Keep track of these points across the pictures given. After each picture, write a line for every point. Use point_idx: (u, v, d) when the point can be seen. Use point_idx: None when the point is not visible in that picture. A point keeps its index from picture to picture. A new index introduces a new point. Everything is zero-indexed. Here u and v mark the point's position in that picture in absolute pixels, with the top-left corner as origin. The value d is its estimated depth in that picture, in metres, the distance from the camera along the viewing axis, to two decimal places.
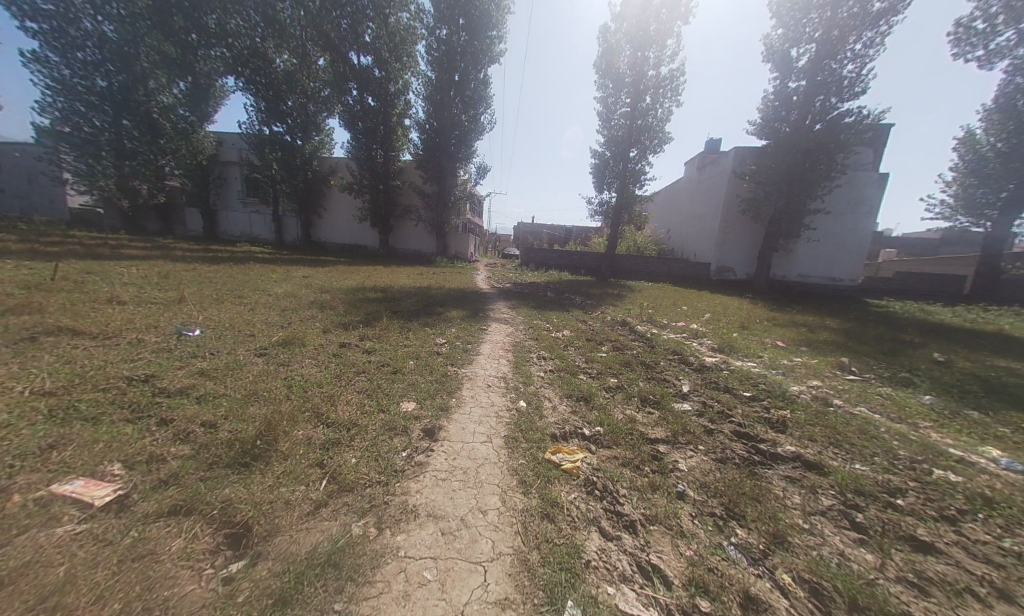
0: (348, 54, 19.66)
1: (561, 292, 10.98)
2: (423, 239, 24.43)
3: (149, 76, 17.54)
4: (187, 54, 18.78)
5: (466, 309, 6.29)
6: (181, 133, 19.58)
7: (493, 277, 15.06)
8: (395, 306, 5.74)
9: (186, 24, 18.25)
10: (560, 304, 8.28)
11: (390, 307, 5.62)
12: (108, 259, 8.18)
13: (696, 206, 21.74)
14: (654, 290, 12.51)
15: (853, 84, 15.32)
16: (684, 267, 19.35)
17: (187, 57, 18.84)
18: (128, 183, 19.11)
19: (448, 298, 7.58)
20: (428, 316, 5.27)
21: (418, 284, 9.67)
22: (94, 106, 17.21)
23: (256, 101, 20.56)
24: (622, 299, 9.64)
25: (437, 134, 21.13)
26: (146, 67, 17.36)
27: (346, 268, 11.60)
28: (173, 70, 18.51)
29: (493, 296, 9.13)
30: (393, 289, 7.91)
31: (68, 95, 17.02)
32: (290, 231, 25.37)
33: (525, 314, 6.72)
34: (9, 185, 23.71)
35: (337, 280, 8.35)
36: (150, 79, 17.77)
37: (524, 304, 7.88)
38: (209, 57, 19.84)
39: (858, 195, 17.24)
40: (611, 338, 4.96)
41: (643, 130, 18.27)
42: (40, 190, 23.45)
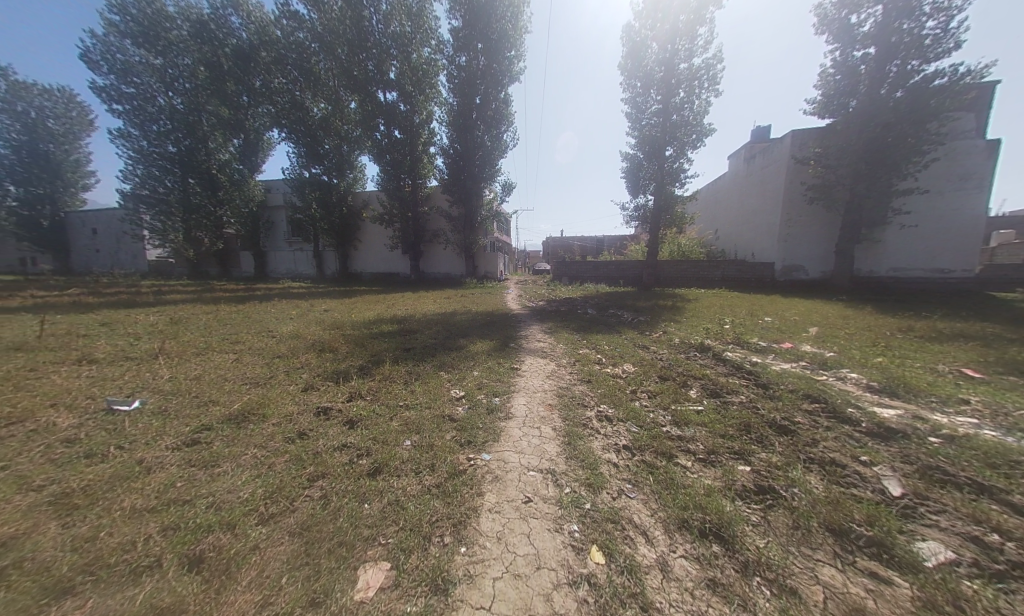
0: (376, 93, 20.28)
1: (604, 307, 9.60)
2: (453, 261, 24.22)
3: (209, 137, 19.87)
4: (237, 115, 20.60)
5: (496, 339, 5.21)
6: (234, 185, 21.32)
7: (525, 295, 14.06)
8: (411, 342, 4.73)
9: (238, 88, 20.28)
10: (605, 323, 6.96)
11: (403, 344, 4.62)
12: (142, 306, 8.27)
13: (748, 200, 19.43)
14: (715, 300, 10.71)
15: (938, 42, 12.87)
16: (741, 269, 17.04)
17: (237, 116, 20.69)
18: (192, 235, 20.97)
19: (475, 325, 6.58)
20: (448, 354, 4.19)
21: (444, 309, 8.85)
22: (167, 169, 20.03)
23: (296, 148, 21.94)
24: (681, 312, 8.07)
25: (461, 158, 21.08)
26: (206, 130, 19.79)
27: (373, 298, 11.16)
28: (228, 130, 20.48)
29: (527, 318, 8.01)
30: (414, 317, 7.08)
31: (146, 163, 20.11)
32: (329, 265, 26.43)
33: (567, 340, 5.47)
34: (101, 246, 27.06)
35: (356, 312, 7.67)
36: (209, 141, 20.05)
37: (562, 326, 6.67)
38: (258, 115, 21.53)
39: (962, 167, 14.17)
40: (698, 374, 3.52)
41: (679, 125, 16.74)
42: (125, 248, 26.52)
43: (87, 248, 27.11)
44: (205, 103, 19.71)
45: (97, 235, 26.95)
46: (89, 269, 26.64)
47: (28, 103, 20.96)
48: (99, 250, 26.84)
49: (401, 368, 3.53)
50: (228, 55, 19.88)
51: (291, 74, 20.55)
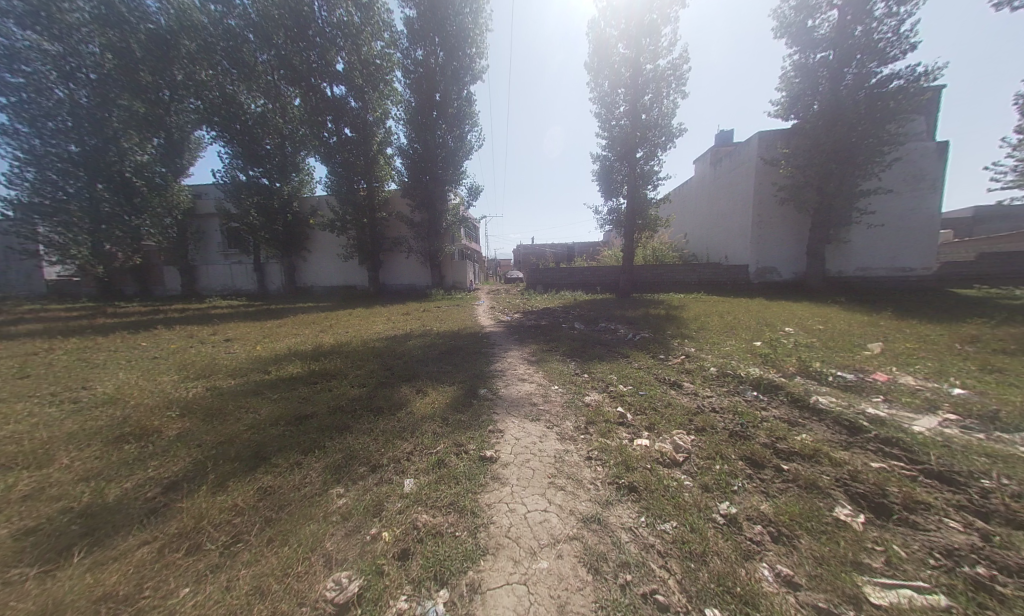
0: (319, 85, 18.05)
1: (588, 319, 8.30)
2: (417, 271, 22.11)
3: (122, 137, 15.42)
4: (159, 111, 16.76)
5: (458, 379, 3.47)
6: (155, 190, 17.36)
7: (496, 306, 12.54)
8: (316, 403, 2.85)
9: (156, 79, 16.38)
10: (598, 342, 5.50)
11: (299, 408, 2.73)
12: None
13: (717, 204, 19.28)
14: (705, 306, 9.75)
15: (892, 46, 12.95)
16: (718, 272, 16.55)
17: (157, 111, 16.80)
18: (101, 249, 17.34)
19: (433, 353, 4.83)
20: (368, 428, 2.38)
21: (395, 331, 7.00)
22: (66, 173, 15.01)
23: (230, 147, 19.05)
24: (680, 323, 6.88)
25: (421, 159, 19.25)
26: (117, 128, 15.29)
27: (309, 318, 9.09)
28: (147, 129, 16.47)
29: (500, 337, 6.41)
30: (349, 346, 5.19)
31: (38, 165, 14.87)
32: (274, 279, 23.30)
33: (557, 371, 3.88)
34: None
35: (269, 343, 5.62)
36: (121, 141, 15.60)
37: (545, 349, 5.12)
38: (185, 111, 18.11)
39: (915, 169, 14.56)
40: (810, 452, 2.00)
41: (649, 126, 16.09)
42: (15, 266, 21.87)
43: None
44: (117, 97, 15.18)
45: None
46: None
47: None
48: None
49: (244, 495, 1.64)
50: (144, 42, 15.90)
51: (221, 64, 17.92)
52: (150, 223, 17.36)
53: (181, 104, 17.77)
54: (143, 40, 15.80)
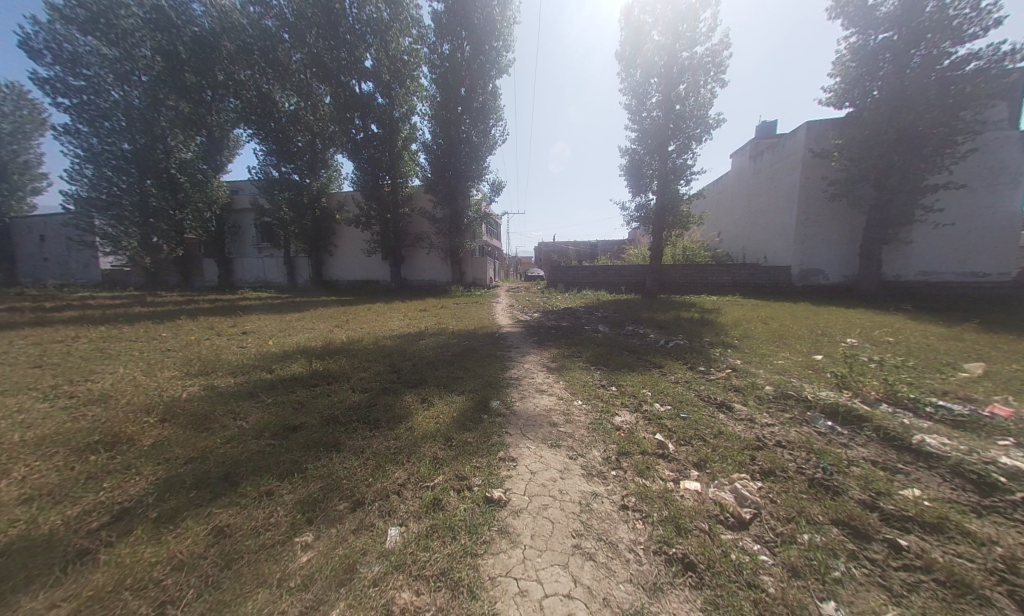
0: (349, 82, 18.13)
1: (613, 322, 7.74)
2: (438, 267, 22.09)
3: (168, 134, 17.53)
4: (201, 111, 18.33)
5: (469, 388, 3.09)
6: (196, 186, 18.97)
7: (517, 305, 12.14)
8: (310, 411, 2.56)
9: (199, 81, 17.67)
10: (627, 349, 4.97)
11: (290, 416, 2.44)
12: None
13: (756, 200, 17.93)
14: (746, 311, 8.91)
15: (973, 21, 11.06)
16: (755, 274, 15.40)
17: (198, 111, 18.19)
18: (149, 241, 18.51)
19: (447, 354, 4.49)
20: (360, 447, 2.04)
21: (410, 329, 6.76)
22: (119, 169, 17.16)
23: (264, 145, 19.49)
24: (719, 329, 6.20)
25: (445, 155, 19.07)
26: (165, 127, 17.25)
27: (328, 312, 9.08)
28: (190, 126, 18.18)
29: (519, 338, 6.01)
30: (360, 343, 4.95)
31: (96, 162, 17.13)
32: (302, 273, 24.03)
33: (581, 382, 3.43)
34: (51, 254, 24.50)
35: (282, 337, 5.50)
36: (168, 138, 17.65)
37: (567, 354, 4.67)
38: (224, 110, 19.13)
39: (996, 160, 12.78)
40: (933, 521, 1.46)
41: (683, 118, 15.11)
42: (77, 256, 23.79)
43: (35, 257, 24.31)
44: (166, 98, 17.09)
45: (44, 242, 24.30)
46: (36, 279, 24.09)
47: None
48: (49, 259, 24.11)
49: (191, 540, 1.32)
50: (189, 47, 17.21)
51: (258, 64, 18.08)
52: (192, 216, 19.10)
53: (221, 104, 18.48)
54: (187, 43, 17.10)
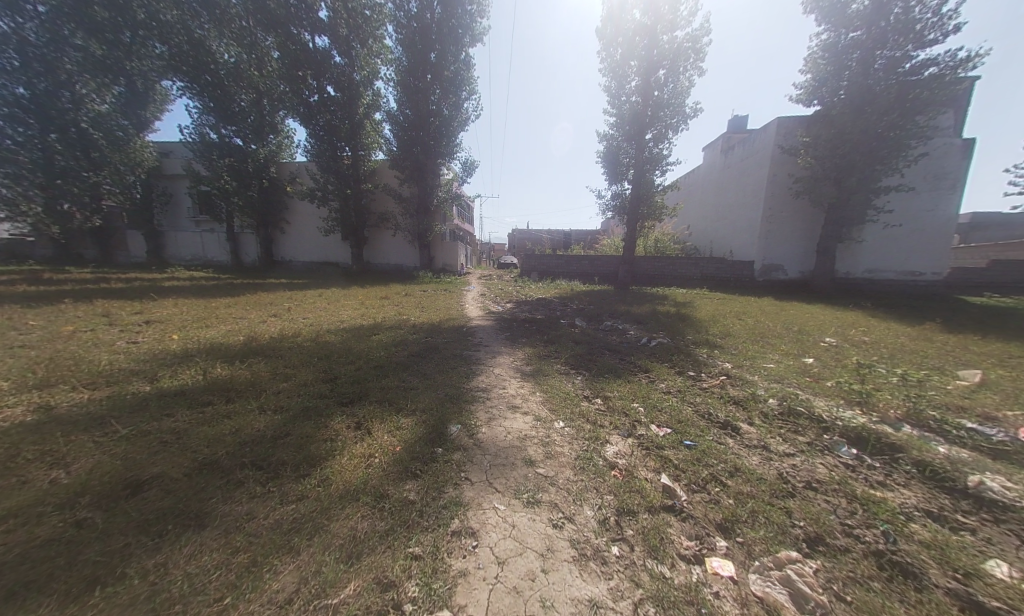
0: (300, 34, 16.01)
1: (590, 315, 7.28)
2: (404, 251, 20.66)
3: (77, 81, 13.29)
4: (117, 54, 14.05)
5: (421, 407, 2.40)
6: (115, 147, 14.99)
7: (488, 294, 11.42)
8: (180, 450, 1.76)
9: (116, 18, 13.68)
10: (606, 349, 4.50)
11: (143, 463, 1.63)
12: None
13: (725, 194, 18.26)
14: (719, 306, 8.81)
15: (934, 27, 11.37)
16: (723, 267, 15.72)
17: (114, 57, 14.03)
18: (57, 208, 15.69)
19: (403, 354, 3.75)
20: (229, 528, 1.30)
21: (364, 320, 5.85)
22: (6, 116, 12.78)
23: (200, 101, 16.88)
24: (698, 325, 5.91)
25: (412, 128, 17.49)
26: (73, 73, 13.12)
27: (270, 299, 7.87)
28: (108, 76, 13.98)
29: (490, 334, 5.33)
30: (296, 340, 4.06)
31: None
32: (250, 252, 21.55)
33: (559, 394, 2.86)
34: None
35: (195, 330, 4.44)
36: (77, 86, 13.47)
37: (542, 355, 4.11)
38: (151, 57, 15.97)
39: (938, 167, 13.70)
40: None
41: (661, 105, 14.75)
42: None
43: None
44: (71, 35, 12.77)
45: None
46: None
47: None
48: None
49: None
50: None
51: (188, 3, 15.42)
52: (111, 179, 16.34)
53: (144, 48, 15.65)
54: None
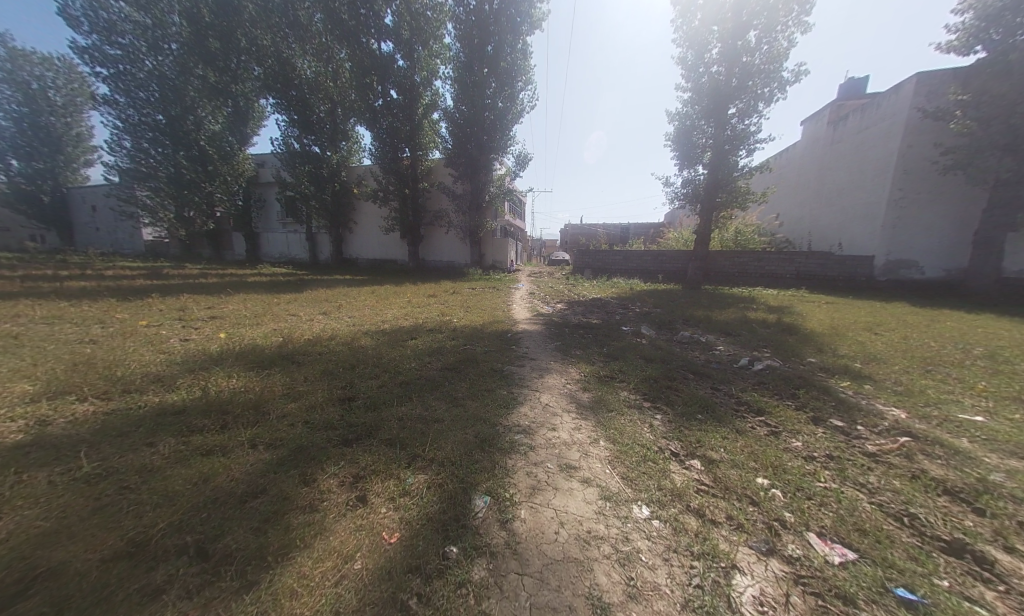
0: (369, 43, 16.61)
1: (658, 321, 6.12)
2: (457, 248, 20.85)
3: (197, 105, 17.27)
4: (226, 79, 17.81)
5: (443, 458, 1.75)
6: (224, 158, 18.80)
7: (539, 293, 10.69)
8: (118, 513, 1.30)
9: (222, 45, 17.07)
10: (688, 372, 3.48)
11: (62, 534, 1.20)
12: None
13: (834, 175, 15.03)
14: (834, 315, 6.93)
15: None
16: (827, 264, 12.94)
17: (225, 79, 17.78)
18: (185, 213, 18.93)
19: (436, 368, 3.19)
20: None
21: (409, 322, 5.50)
22: (153, 138, 17.42)
23: (287, 114, 18.54)
24: (812, 342, 4.49)
25: (468, 125, 17.35)
26: (193, 97, 17.09)
27: (327, 295, 8.10)
28: (218, 97, 17.90)
29: (541, 343, 4.61)
30: (329, 344, 3.74)
31: (133, 134, 17.46)
32: (323, 250, 23.58)
33: (635, 447, 1.99)
34: (98, 223, 25.49)
35: (245, 328, 4.40)
36: (198, 109, 17.44)
37: (603, 377, 3.26)
38: (249, 78, 18.23)
39: None
40: None
41: (750, 73, 12.46)
42: (123, 227, 24.75)
43: (86, 228, 25.28)
44: (194, 66, 16.75)
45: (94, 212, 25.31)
46: (88, 248, 25.40)
47: (28, 72, 20.06)
48: (99, 229, 25.14)
49: None
50: (213, 10, 16.47)
51: (279, 27, 17.07)
52: (220, 187, 19.11)
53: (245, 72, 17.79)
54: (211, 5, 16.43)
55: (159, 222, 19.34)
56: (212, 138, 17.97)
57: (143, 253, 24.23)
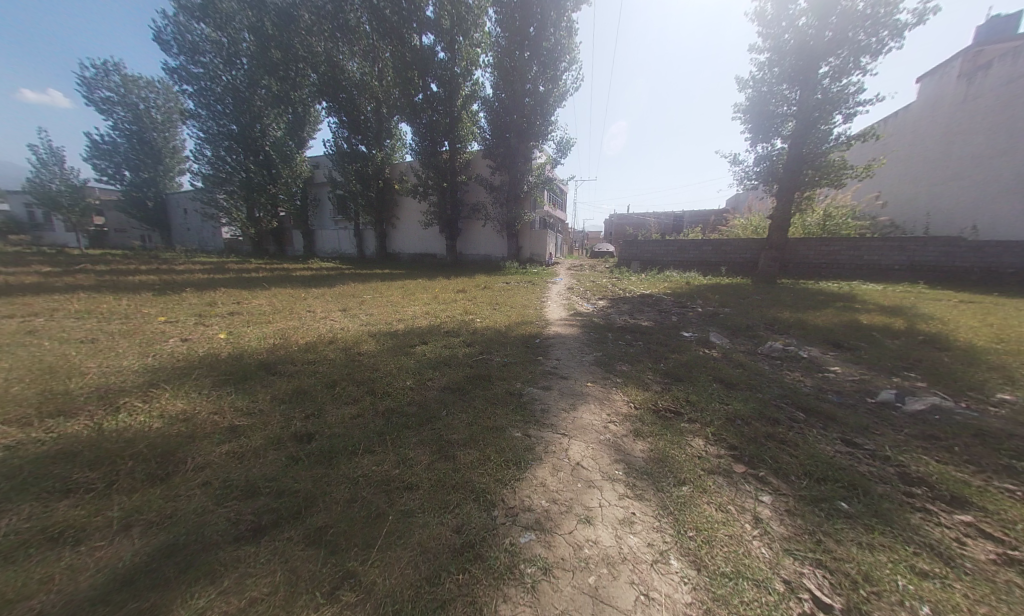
0: (410, 35, 16.26)
1: (728, 326, 4.84)
2: (495, 241, 20.31)
3: (263, 115, 18.60)
4: (286, 88, 18.81)
5: (384, 593, 0.97)
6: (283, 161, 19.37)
7: (580, 290, 9.65)
8: None
9: (282, 55, 17.98)
10: (792, 410, 2.36)
11: None
12: (48, 294, 6.06)
13: (969, 140, 11.86)
14: (995, 323, 5.04)
15: None
16: (952, 252, 10.26)
17: (285, 88, 18.75)
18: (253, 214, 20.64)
19: (435, 392, 2.46)
20: None
21: (428, 323, 4.89)
22: (230, 147, 19.16)
23: (336, 115, 19.03)
24: (986, 366, 3.04)
25: (507, 112, 16.47)
26: (259, 107, 18.40)
27: (356, 290, 7.87)
28: (280, 106, 18.99)
29: (579, 353, 3.70)
30: (325, 351, 3.21)
31: (213, 143, 19.30)
32: (370, 245, 24.41)
33: (747, 593, 1.04)
34: (189, 223, 28.85)
35: (252, 328, 4.08)
36: (264, 118, 18.79)
37: (664, 414, 2.27)
38: (305, 84, 19.06)
39: None
40: None
41: (852, 19, 9.75)
42: (206, 227, 27.83)
43: (180, 228, 28.86)
44: (260, 78, 17.94)
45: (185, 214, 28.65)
46: (180, 244, 29.00)
47: (137, 94, 23.08)
48: (190, 229, 28.58)
49: None
50: (274, 21, 17.37)
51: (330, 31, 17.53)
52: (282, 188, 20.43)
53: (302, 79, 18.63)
54: (272, 16, 17.31)
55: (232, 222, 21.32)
56: (275, 143, 19.04)
57: (222, 250, 27.08)
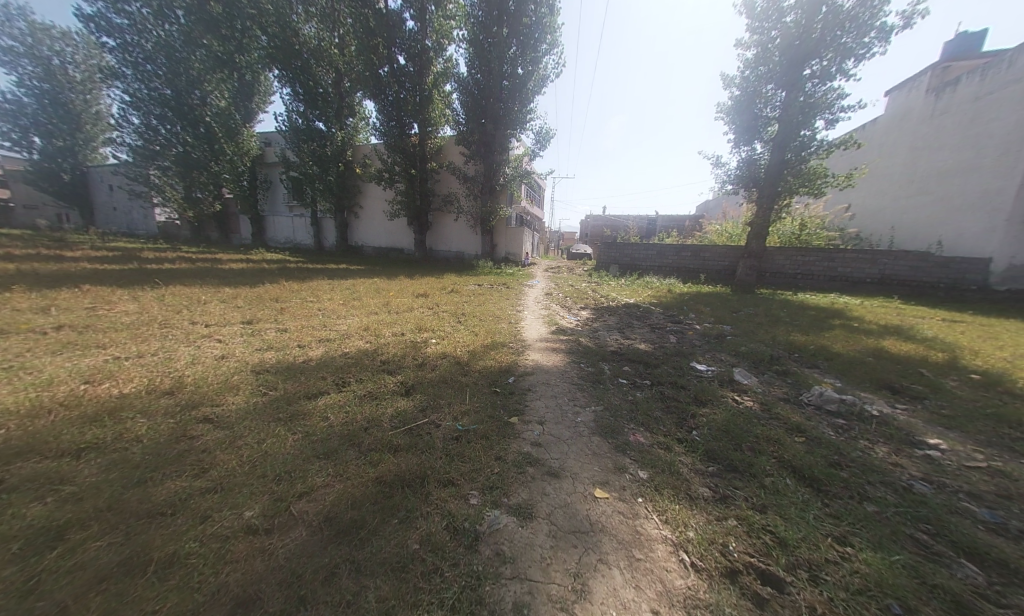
0: (376, 1, 14.41)
1: (745, 354, 3.91)
2: (467, 237, 18.86)
3: (200, 80, 15.58)
4: (231, 49, 16.14)
5: None
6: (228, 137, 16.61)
7: (560, 295, 8.54)
8: None
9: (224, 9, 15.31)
10: (963, 562, 1.32)
11: None
12: None
13: (935, 157, 12.06)
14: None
15: None
16: (925, 266, 10.22)
17: (229, 51, 16.10)
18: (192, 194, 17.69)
19: (290, 549, 1.16)
20: None
21: (358, 347, 3.50)
22: (161, 116, 16.12)
23: (288, 86, 16.64)
24: None
25: (484, 97, 15.10)
26: (199, 72, 15.44)
27: (280, 290, 6.23)
28: (223, 69, 16.28)
29: (567, 404, 2.53)
30: (134, 420, 1.81)
31: (143, 110, 16.06)
32: (328, 236, 22.07)
33: None
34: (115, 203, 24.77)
35: (52, 361, 2.54)
36: (204, 85, 15.80)
37: (759, 597, 1.14)
38: (253, 48, 16.57)
39: None
40: None
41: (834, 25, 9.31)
42: (136, 208, 24.02)
43: (104, 207, 24.81)
44: (199, 36, 15.23)
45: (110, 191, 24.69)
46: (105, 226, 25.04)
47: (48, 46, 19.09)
48: (115, 210, 24.48)
49: None
50: None
51: None
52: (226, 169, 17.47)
53: (250, 41, 16.08)
54: None
55: (167, 203, 18.36)
56: (217, 114, 16.15)
57: (154, 234, 23.52)
